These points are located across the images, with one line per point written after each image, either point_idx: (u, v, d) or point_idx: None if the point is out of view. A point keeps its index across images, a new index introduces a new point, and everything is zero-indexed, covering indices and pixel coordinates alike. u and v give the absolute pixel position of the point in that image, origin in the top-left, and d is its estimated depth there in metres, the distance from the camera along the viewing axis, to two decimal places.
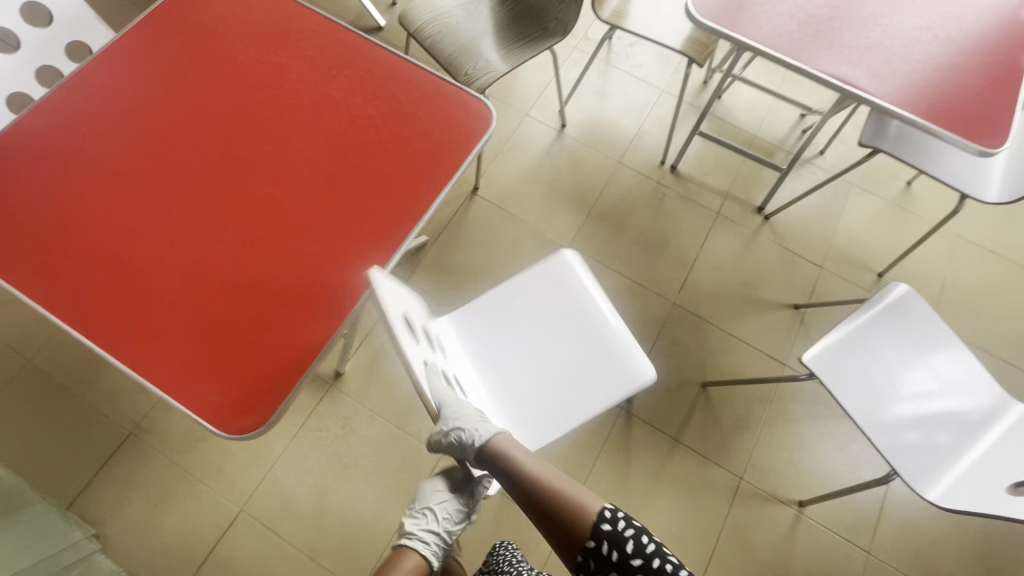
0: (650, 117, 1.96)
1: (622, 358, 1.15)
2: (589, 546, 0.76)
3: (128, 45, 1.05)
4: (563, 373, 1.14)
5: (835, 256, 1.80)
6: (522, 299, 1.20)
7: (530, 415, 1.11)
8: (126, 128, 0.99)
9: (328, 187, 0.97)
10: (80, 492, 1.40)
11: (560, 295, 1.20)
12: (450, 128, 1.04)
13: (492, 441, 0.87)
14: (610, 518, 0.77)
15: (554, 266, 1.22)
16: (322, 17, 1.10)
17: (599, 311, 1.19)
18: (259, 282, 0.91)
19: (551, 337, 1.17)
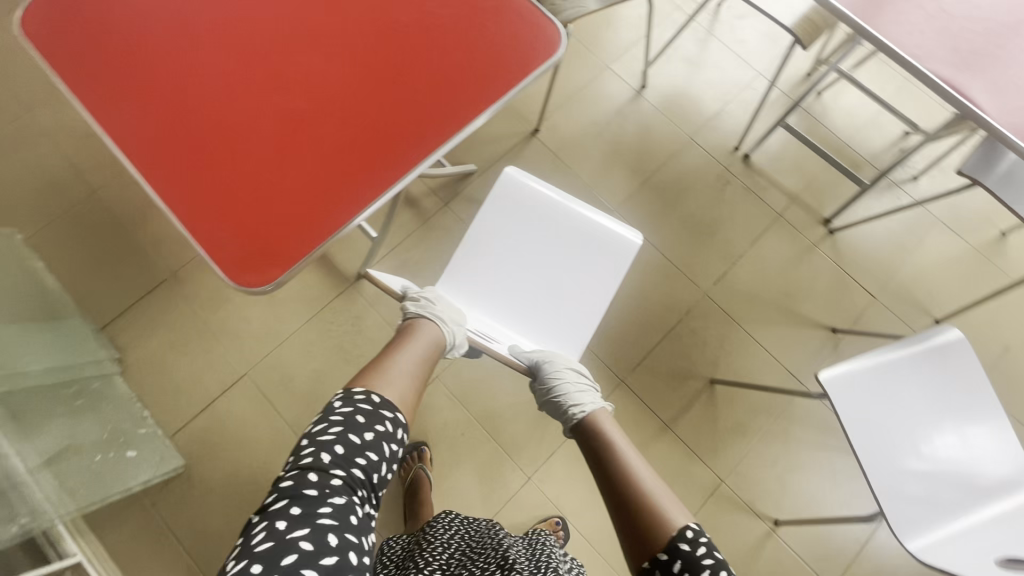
0: (737, 99, 1.84)
1: (607, 241, 1.17)
2: (662, 559, 0.72)
3: None
4: (562, 270, 1.16)
5: (893, 289, 1.66)
6: (491, 226, 1.17)
7: (551, 329, 1.14)
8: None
9: (382, 77, 0.96)
10: (113, 318, 1.53)
11: (521, 208, 1.17)
12: (515, 47, 1.00)
13: (592, 417, 0.94)
14: (690, 539, 0.73)
15: (507, 185, 1.18)
16: None
17: (559, 211, 1.18)
18: (295, 152, 0.92)
19: (530, 254, 1.16)
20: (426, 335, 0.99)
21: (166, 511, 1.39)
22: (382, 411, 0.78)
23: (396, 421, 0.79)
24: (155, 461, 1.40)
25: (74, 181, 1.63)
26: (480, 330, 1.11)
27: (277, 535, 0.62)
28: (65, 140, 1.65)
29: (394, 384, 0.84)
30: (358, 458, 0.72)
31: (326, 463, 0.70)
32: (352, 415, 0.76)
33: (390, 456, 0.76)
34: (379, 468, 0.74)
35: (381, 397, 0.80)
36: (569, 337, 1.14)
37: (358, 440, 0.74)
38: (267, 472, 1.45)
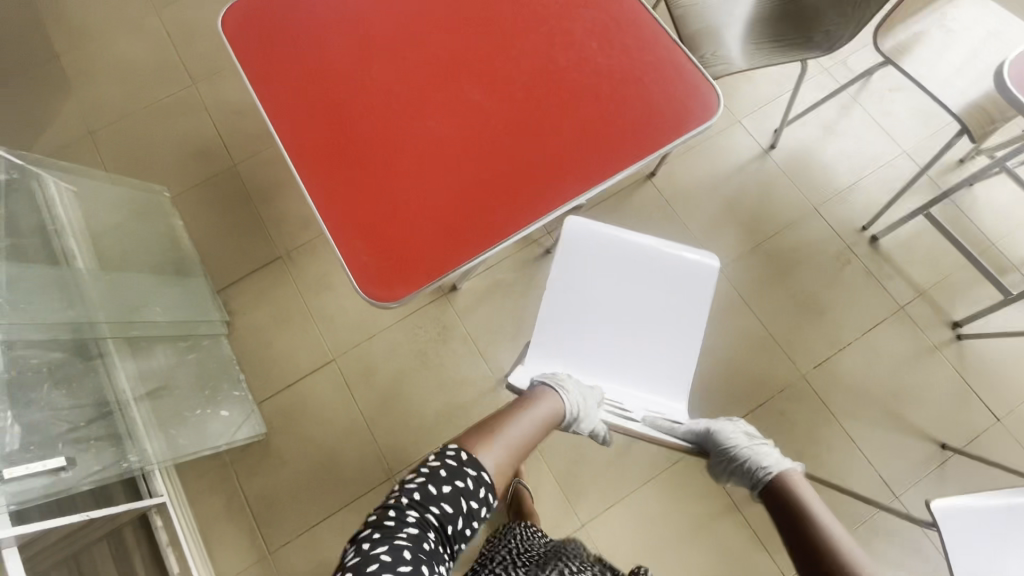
0: (874, 175, 1.72)
1: (689, 265, 1.13)
2: None
3: None
4: (653, 304, 1.13)
5: (1023, 415, 1.49)
6: (568, 282, 1.13)
7: (652, 377, 1.11)
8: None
9: (534, 117, 0.98)
10: (230, 284, 1.66)
11: (595, 259, 1.14)
12: (670, 105, 0.99)
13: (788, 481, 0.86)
14: None
15: (574, 238, 1.14)
16: None
17: (628, 251, 1.14)
18: (442, 177, 0.95)
19: (612, 305, 1.13)
20: (543, 410, 0.95)
21: (242, 470, 1.49)
22: (465, 468, 0.83)
23: (478, 480, 0.83)
24: (240, 420, 1.51)
25: (220, 152, 1.78)
26: (610, 403, 1.09)
27: (362, 553, 0.73)
28: (220, 114, 1.82)
29: (490, 446, 0.88)
30: (434, 506, 0.80)
31: (403, 505, 0.79)
32: (437, 468, 0.82)
33: (467, 510, 0.82)
34: (455, 520, 0.80)
35: (469, 454, 0.85)
36: (673, 386, 1.11)
37: (436, 491, 0.81)
38: (336, 456, 1.51)
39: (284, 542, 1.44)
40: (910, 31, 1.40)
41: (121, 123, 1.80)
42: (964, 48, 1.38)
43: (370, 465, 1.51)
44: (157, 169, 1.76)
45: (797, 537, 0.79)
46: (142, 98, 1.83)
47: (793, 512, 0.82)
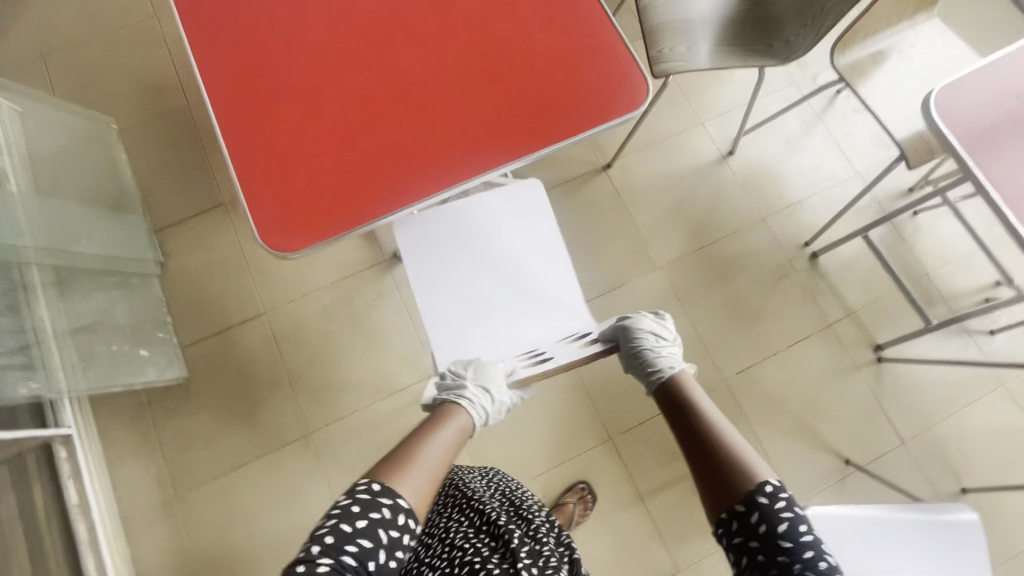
0: (825, 193, 1.74)
1: (500, 194, 1.22)
2: (740, 509, 0.73)
3: None
4: (496, 243, 1.20)
5: (927, 440, 1.54)
6: (428, 280, 1.17)
7: (546, 308, 1.19)
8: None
9: (460, 83, 0.97)
10: (168, 226, 1.64)
11: (434, 252, 1.19)
12: (599, 91, 0.98)
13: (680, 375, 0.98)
14: (770, 493, 0.72)
15: (407, 243, 1.19)
16: None
17: (477, 208, 1.21)
18: (358, 133, 0.94)
19: (486, 261, 1.19)
20: (458, 423, 0.95)
21: (158, 411, 1.49)
22: (379, 497, 0.74)
23: (396, 507, 0.74)
24: (164, 363, 1.50)
25: (175, 89, 1.74)
26: (525, 354, 1.14)
27: None
28: (179, 51, 1.77)
29: (409, 475, 0.80)
30: (350, 546, 0.68)
31: (313, 554, 0.66)
32: (348, 504, 0.72)
33: (388, 543, 0.71)
34: (375, 556, 0.69)
35: (382, 483, 0.76)
36: (564, 311, 1.19)
37: (349, 529, 0.70)
38: (255, 407, 1.52)
39: (191, 487, 1.45)
40: (867, 51, 1.40)
41: (76, 46, 1.74)
42: (919, 75, 1.39)
43: (288, 420, 1.51)
44: (107, 99, 1.71)
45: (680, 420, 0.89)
46: (100, 23, 1.77)
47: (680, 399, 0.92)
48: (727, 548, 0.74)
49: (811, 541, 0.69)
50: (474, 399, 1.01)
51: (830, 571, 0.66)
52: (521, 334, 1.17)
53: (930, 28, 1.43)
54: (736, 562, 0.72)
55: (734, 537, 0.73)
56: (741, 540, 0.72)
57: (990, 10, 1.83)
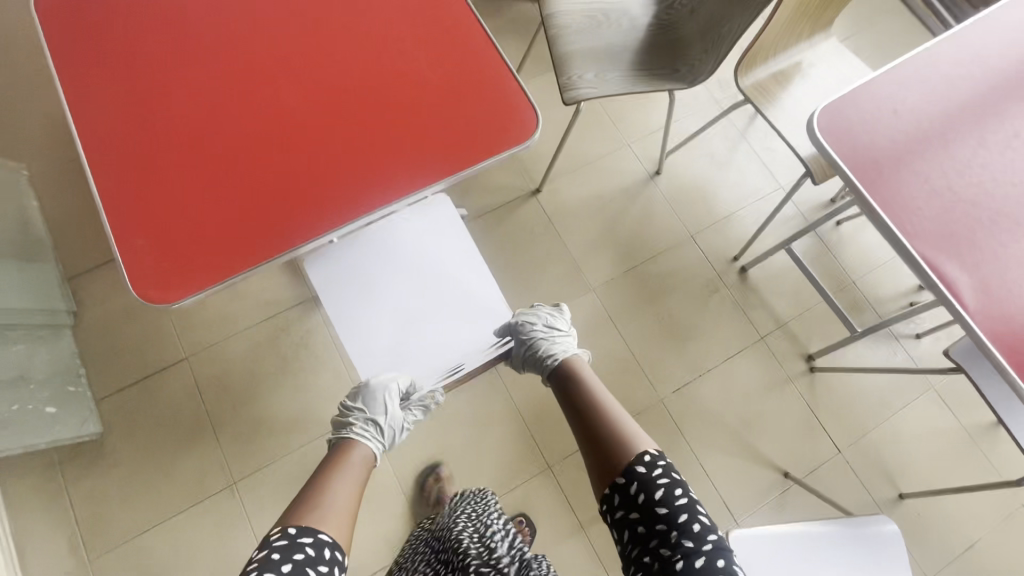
0: (751, 207, 1.77)
1: (408, 211, 1.20)
2: (620, 482, 0.80)
3: None
4: (406, 263, 1.17)
5: (862, 447, 1.55)
6: (346, 311, 1.13)
7: (469, 319, 1.15)
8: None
9: (346, 120, 0.96)
10: (82, 273, 1.57)
11: (346, 282, 1.15)
12: (488, 123, 0.99)
13: (573, 359, 1.07)
14: (647, 463, 0.80)
15: (319, 277, 1.15)
16: None
17: (390, 230, 1.18)
18: (240, 174, 0.92)
19: (401, 280, 1.16)
20: (360, 457, 0.99)
21: (71, 470, 1.41)
22: (299, 539, 0.75)
23: (319, 542, 0.77)
24: (77, 422, 1.42)
25: None
26: (448, 372, 1.11)
27: None
28: None
29: (325, 511, 0.82)
30: None
31: None
32: (268, 555, 0.72)
33: None
34: None
35: (298, 526, 0.78)
36: (487, 321, 1.15)
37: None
38: (176, 458, 1.45)
39: (108, 548, 1.37)
40: (770, 70, 1.44)
41: None
42: (821, 92, 1.43)
43: (210, 470, 1.45)
44: (18, 145, 1.66)
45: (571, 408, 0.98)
46: (11, 66, 1.73)
47: (572, 388, 1.01)
48: (612, 523, 0.80)
49: (686, 504, 0.75)
50: (365, 432, 1.01)
51: (701, 532, 0.72)
52: (445, 350, 1.12)
53: (829, 46, 1.48)
54: (620, 536, 0.78)
55: (617, 511, 0.79)
56: (624, 513, 0.78)
57: (888, 29, 1.95)
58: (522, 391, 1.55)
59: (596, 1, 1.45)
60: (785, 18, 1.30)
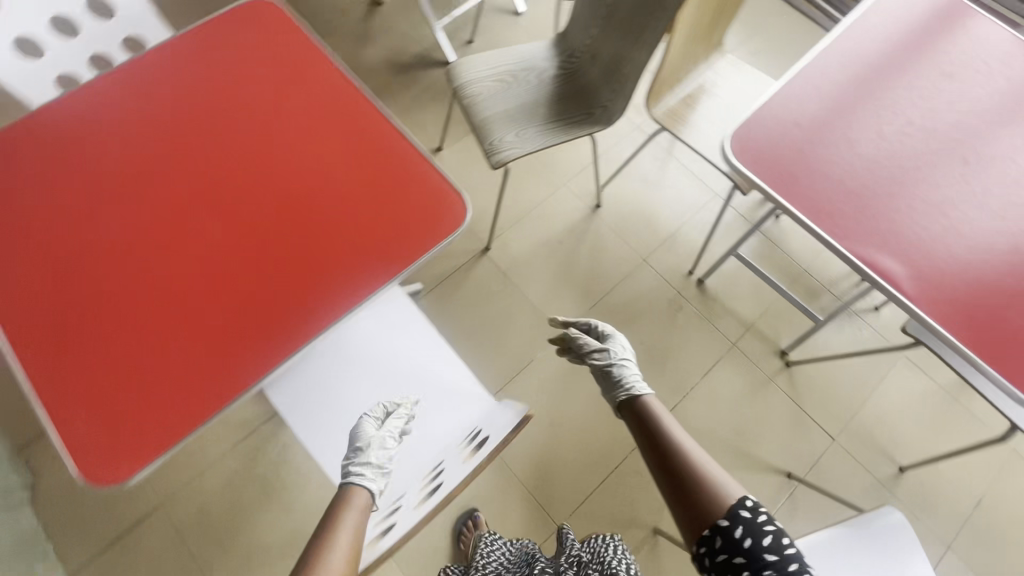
0: (694, 219, 1.82)
1: (363, 315, 1.18)
2: (721, 526, 0.71)
3: (159, 73, 1.10)
4: (370, 368, 1.15)
5: (854, 430, 1.57)
6: (319, 432, 1.09)
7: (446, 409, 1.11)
8: (122, 135, 1.03)
9: (278, 246, 0.95)
10: (33, 439, 1.48)
11: (311, 402, 1.12)
12: (419, 218, 1.00)
13: (648, 399, 0.89)
14: (750, 507, 0.71)
15: (283, 401, 1.11)
16: (345, 78, 1.11)
17: (348, 338, 1.17)
18: (178, 325, 0.89)
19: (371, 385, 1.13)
20: (359, 503, 0.84)
21: None
22: None
23: None
24: None
25: None
26: (429, 471, 1.04)
27: None
28: None
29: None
30: None
31: None
32: None
33: None
34: None
35: None
36: (464, 406, 1.11)
37: None
38: None
39: None
40: (677, 97, 1.51)
41: None
42: (729, 107, 1.50)
43: None
44: None
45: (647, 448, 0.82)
46: None
47: (646, 422, 0.85)
48: (709, 568, 0.72)
49: (795, 554, 0.69)
50: (364, 474, 0.88)
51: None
52: (424, 449, 1.07)
53: (725, 62, 1.56)
54: None
55: (718, 555, 0.71)
56: (727, 558, 0.70)
57: (772, 34, 2.12)
58: (515, 454, 1.52)
59: (500, 64, 1.50)
60: (678, 50, 1.37)
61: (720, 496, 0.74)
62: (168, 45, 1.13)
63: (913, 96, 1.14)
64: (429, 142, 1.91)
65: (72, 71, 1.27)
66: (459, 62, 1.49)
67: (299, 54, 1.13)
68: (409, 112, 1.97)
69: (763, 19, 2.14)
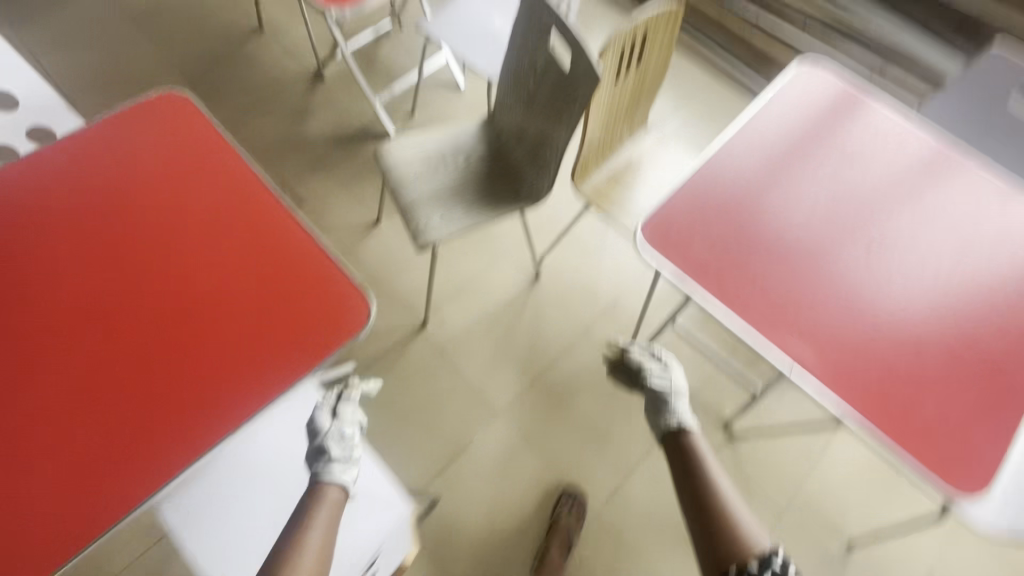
0: (634, 287, 1.82)
1: (276, 411, 1.12)
2: (750, 567, 0.82)
3: (51, 166, 1.06)
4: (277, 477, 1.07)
5: (801, 503, 1.54)
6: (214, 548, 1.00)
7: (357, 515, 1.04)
8: (3, 238, 0.99)
9: (169, 355, 0.93)
10: None
11: (208, 518, 1.02)
12: (321, 317, 0.98)
13: (694, 439, 1.04)
14: (781, 562, 0.82)
15: (177, 518, 1.01)
16: (250, 170, 1.09)
17: (259, 437, 1.10)
18: (55, 447, 0.86)
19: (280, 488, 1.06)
20: (334, 497, 0.94)
21: None
22: None
23: None
24: None
25: None
26: None
27: None
28: None
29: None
30: None
31: None
32: None
33: None
34: None
35: None
36: (378, 511, 1.05)
37: None
38: None
39: None
40: (604, 173, 1.53)
41: None
42: (656, 183, 1.53)
43: None
44: None
45: (689, 485, 0.95)
46: None
47: (690, 463, 0.99)
48: None
49: None
50: (335, 471, 0.97)
51: None
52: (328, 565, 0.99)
53: (651, 138, 1.61)
54: None
55: None
56: None
57: (704, 104, 2.22)
58: (452, 548, 1.44)
59: (427, 143, 1.51)
60: (598, 133, 1.40)
61: (749, 543, 0.85)
62: (65, 137, 1.10)
63: (815, 180, 1.18)
64: (366, 215, 1.89)
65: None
66: (386, 144, 1.49)
67: (204, 146, 1.12)
68: (347, 184, 1.95)
69: (690, 93, 2.25)
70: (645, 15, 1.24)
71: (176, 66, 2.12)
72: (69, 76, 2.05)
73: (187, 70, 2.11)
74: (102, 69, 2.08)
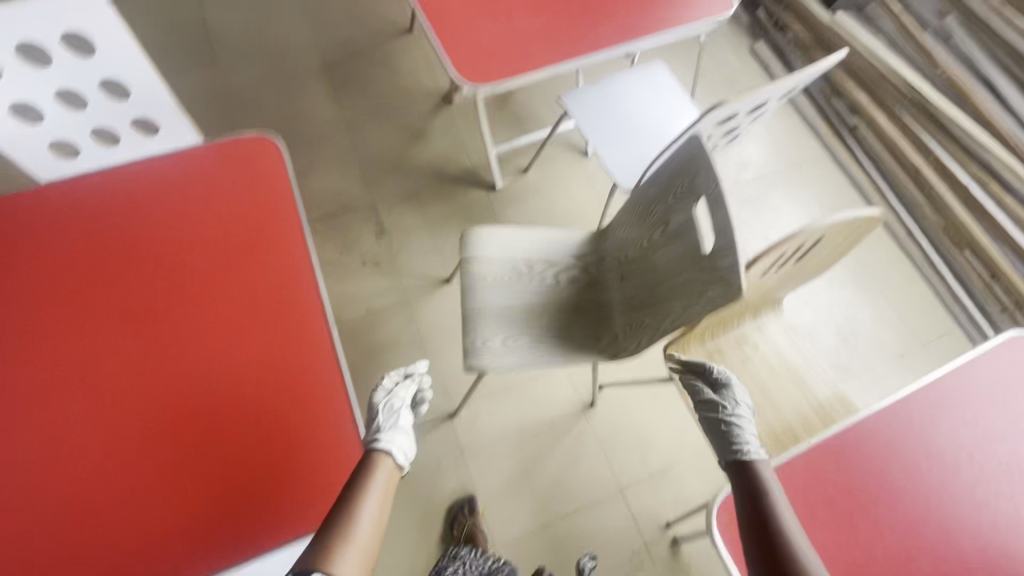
0: (696, 460, 1.55)
1: None
2: None
3: (139, 215, 1.06)
4: None
5: None
6: None
7: None
8: (71, 274, 1.00)
9: (164, 464, 0.89)
10: None
11: None
12: (320, 478, 0.92)
13: (761, 464, 0.88)
14: None
15: None
16: (311, 282, 1.05)
17: None
18: (24, 528, 0.84)
19: None
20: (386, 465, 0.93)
21: None
22: None
23: None
24: None
25: None
26: None
27: None
28: None
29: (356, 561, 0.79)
30: None
31: None
32: None
33: None
34: None
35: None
36: None
37: None
38: None
39: None
40: (706, 347, 1.27)
41: None
42: (759, 381, 1.25)
43: None
44: None
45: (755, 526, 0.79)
46: None
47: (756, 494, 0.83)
48: None
49: None
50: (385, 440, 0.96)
51: None
52: None
53: (778, 323, 1.31)
54: None
55: None
56: None
57: (861, 264, 1.88)
58: None
59: (520, 244, 1.32)
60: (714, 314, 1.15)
61: None
62: (162, 184, 1.09)
63: (975, 513, 0.88)
64: (441, 269, 1.76)
65: (68, 138, 1.17)
66: (477, 232, 1.32)
67: (277, 235, 1.07)
68: (436, 227, 1.82)
69: None
70: (833, 223, 0.92)
71: (319, 47, 2.07)
72: (223, 31, 2.07)
73: (328, 55, 2.06)
74: (254, 31, 2.08)
